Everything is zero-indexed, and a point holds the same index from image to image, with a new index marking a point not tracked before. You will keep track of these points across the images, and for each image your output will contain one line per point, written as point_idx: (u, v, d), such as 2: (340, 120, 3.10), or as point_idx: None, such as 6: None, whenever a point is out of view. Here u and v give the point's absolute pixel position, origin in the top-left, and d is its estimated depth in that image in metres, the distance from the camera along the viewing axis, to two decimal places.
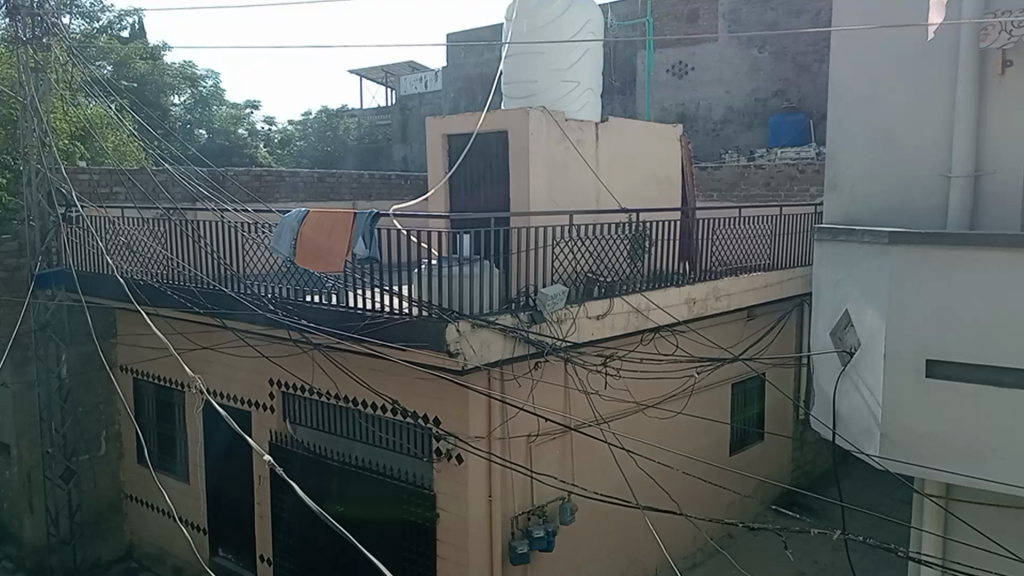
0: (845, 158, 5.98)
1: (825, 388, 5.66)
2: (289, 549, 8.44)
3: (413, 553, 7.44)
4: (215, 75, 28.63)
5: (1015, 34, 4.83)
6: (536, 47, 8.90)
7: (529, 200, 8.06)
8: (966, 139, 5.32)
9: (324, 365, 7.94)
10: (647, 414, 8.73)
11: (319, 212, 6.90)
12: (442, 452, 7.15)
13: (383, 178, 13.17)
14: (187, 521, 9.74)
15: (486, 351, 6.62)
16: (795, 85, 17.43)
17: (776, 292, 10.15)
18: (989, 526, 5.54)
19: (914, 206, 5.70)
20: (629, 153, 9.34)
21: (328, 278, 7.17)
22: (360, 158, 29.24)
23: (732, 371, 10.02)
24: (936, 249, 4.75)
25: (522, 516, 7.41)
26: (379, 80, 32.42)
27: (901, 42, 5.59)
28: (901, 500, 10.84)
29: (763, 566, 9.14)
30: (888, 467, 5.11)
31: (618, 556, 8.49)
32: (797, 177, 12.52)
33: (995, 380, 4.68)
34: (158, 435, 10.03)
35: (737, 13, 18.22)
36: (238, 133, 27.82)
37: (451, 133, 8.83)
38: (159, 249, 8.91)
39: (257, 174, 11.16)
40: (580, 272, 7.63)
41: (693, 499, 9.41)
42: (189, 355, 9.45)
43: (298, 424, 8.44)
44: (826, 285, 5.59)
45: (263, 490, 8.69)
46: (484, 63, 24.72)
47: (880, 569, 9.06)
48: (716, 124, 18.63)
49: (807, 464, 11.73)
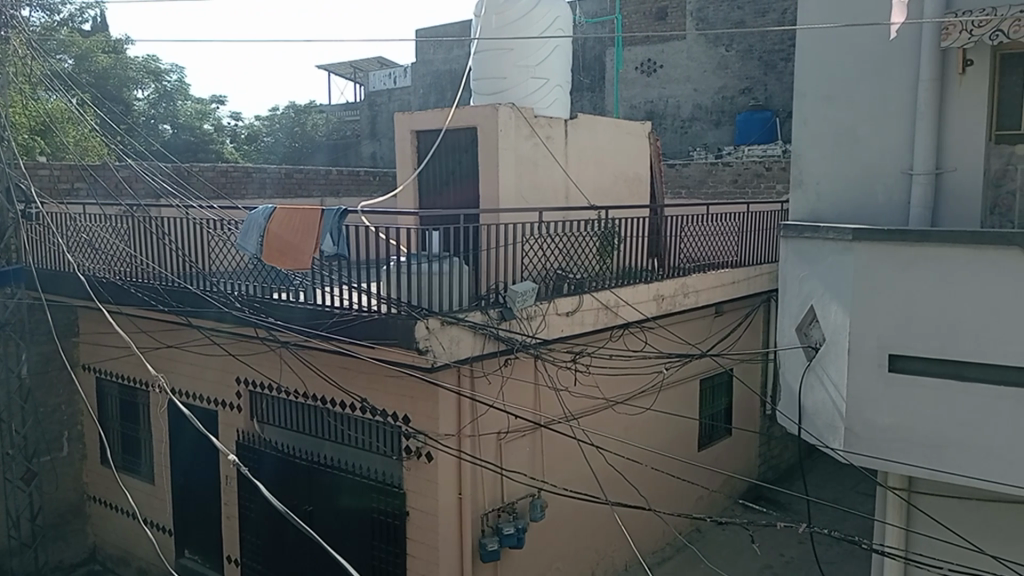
0: (810, 157, 6.05)
1: (790, 382, 5.71)
2: (257, 549, 8.36)
3: (382, 552, 7.39)
4: (180, 70, 28.22)
5: (975, 34, 4.92)
6: (505, 44, 8.88)
7: (498, 197, 8.05)
8: (929, 138, 5.42)
9: (292, 363, 7.86)
10: (616, 410, 8.77)
11: (286, 208, 6.81)
12: (412, 450, 7.10)
13: (352, 174, 13.07)
14: (152, 522, 9.60)
15: (456, 348, 6.60)
16: (762, 83, 17.62)
17: (743, 289, 10.25)
18: (950, 518, 5.66)
19: (877, 204, 5.78)
20: (598, 151, 9.36)
21: (296, 276, 7.11)
22: (329, 154, 29.05)
23: (700, 367, 10.10)
24: (898, 245, 4.83)
25: (493, 513, 7.40)
26: (348, 76, 32.20)
27: (865, 41, 5.66)
28: (864, 493, 11.03)
29: (731, 560, 9.23)
30: (852, 461, 5.18)
31: (587, 552, 8.52)
32: (763, 175, 12.66)
33: (955, 373, 4.76)
34: (122, 435, 9.87)
35: (704, 12, 18.35)
36: (204, 128, 27.51)
37: (420, 129, 8.79)
38: (122, 247, 8.76)
39: (223, 169, 10.97)
40: (550, 270, 7.64)
41: (661, 494, 9.47)
42: (154, 354, 9.30)
43: (266, 423, 8.35)
44: (791, 281, 5.65)
45: (230, 490, 8.59)
46: (453, 59, 24.67)
47: (845, 561, 9.20)
48: (684, 123, 18.77)
49: (773, 458, 11.88)
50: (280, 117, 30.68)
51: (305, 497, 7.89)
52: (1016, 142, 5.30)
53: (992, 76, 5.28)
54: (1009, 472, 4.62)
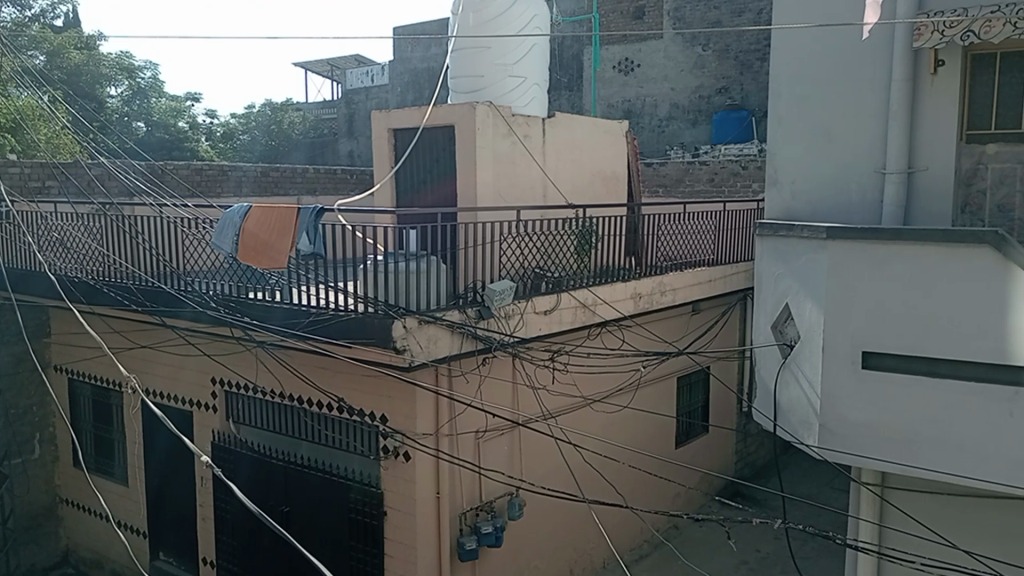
0: (784, 155, 6.08)
1: (766, 379, 5.75)
2: (233, 550, 8.28)
3: (360, 552, 7.34)
4: (154, 66, 27.88)
5: (946, 35, 4.97)
6: (483, 42, 8.86)
7: (476, 195, 8.03)
8: (900, 137, 5.48)
9: (268, 362, 7.80)
10: (594, 409, 8.79)
11: (262, 207, 6.73)
12: (389, 450, 7.07)
13: (329, 172, 13.00)
14: (126, 524, 9.49)
15: (433, 347, 6.59)
16: (738, 83, 17.74)
17: (720, 287, 10.33)
18: (922, 513, 5.73)
19: (850, 202, 5.82)
20: (575, 149, 9.38)
21: (271, 275, 7.05)
22: (306, 153, 28.86)
23: (677, 365, 10.16)
24: (871, 244, 4.89)
25: (470, 512, 7.40)
26: (324, 73, 32.01)
27: (838, 41, 5.72)
28: (839, 489, 11.16)
29: (707, 556, 9.29)
30: (827, 458, 5.23)
31: (565, 550, 8.54)
32: (740, 174, 12.75)
33: (927, 370, 4.82)
34: (95, 436, 9.75)
35: (681, 11, 18.44)
36: (178, 126, 27.23)
37: (397, 128, 8.76)
38: (94, 246, 8.64)
39: (198, 167, 10.85)
40: (528, 268, 7.63)
41: (638, 492, 9.51)
42: (127, 354, 9.19)
43: (241, 423, 8.28)
44: (766, 279, 5.69)
45: (206, 491, 8.50)
46: (431, 57, 24.59)
47: (820, 556, 9.28)
48: (661, 122, 18.86)
49: (749, 455, 11.98)
50: (256, 115, 30.43)
51: (281, 498, 7.84)
52: (986, 142, 5.42)
53: (963, 76, 5.36)
54: (979, 466, 4.69)
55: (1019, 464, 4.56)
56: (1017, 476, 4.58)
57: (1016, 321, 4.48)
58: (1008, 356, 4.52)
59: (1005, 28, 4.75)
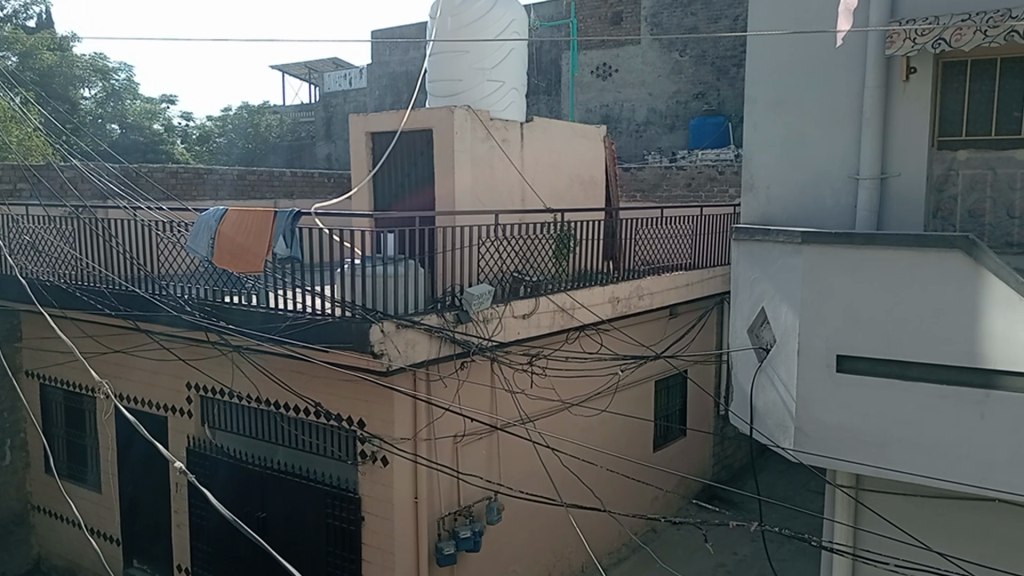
0: (760, 160, 6.14)
1: (742, 383, 5.77)
2: (208, 557, 8.19)
3: (337, 558, 7.29)
4: (129, 68, 27.58)
5: (918, 43, 5.05)
6: (461, 46, 8.86)
7: (454, 199, 8.02)
8: (874, 143, 5.55)
9: (245, 367, 7.73)
10: (572, 413, 8.80)
11: (239, 210, 6.67)
12: (367, 454, 7.03)
13: (306, 176, 12.92)
14: (98, 531, 9.36)
15: (411, 351, 6.57)
16: (714, 88, 17.87)
17: (697, 291, 10.40)
18: (896, 515, 5.80)
19: (824, 207, 5.88)
20: (553, 153, 9.40)
21: (247, 278, 6.99)
22: (283, 156, 28.66)
23: (655, 368, 10.21)
24: (844, 249, 4.94)
25: (449, 517, 7.39)
26: (302, 76, 31.85)
27: (812, 48, 5.78)
28: (814, 491, 11.27)
29: (685, 559, 9.34)
30: (802, 460, 5.28)
31: (544, 554, 8.54)
32: (716, 179, 12.84)
33: (900, 373, 4.87)
34: (68, 442, 9.61)
35: (658, 17, 18.57)
36: (154, 129, 26.97)
37: (375, 131, 8.74)
38: (67, 249, 8.54)
39: (174, 170, 10.73)
40: (506, 272, 7.63)
41: (616, 495, 9.54)
42: (100, 360, 9.06)
43: (217, 429, 8.20)
44: (741, 284, 5.72)
45: (181, 498, 8.41)
46: (410, 61, 24.56)
47: (797, 558, 9.35)
48: (639, 126, 18.96)
49: (727, 458, 12.07)
50: (233, 118, 30.20)
51: (258, 504, 7.77)
52: (958, 148, 5.50)
53: (934, 83, 5.44)
54: (950, 468, 4.76)
55: (989, 466, 4.63)
56: (987, 477, 4.66)
57: (987, 324, 4.54)
58: (979, 359, 4.59)
59: (976, 36, 4.79)
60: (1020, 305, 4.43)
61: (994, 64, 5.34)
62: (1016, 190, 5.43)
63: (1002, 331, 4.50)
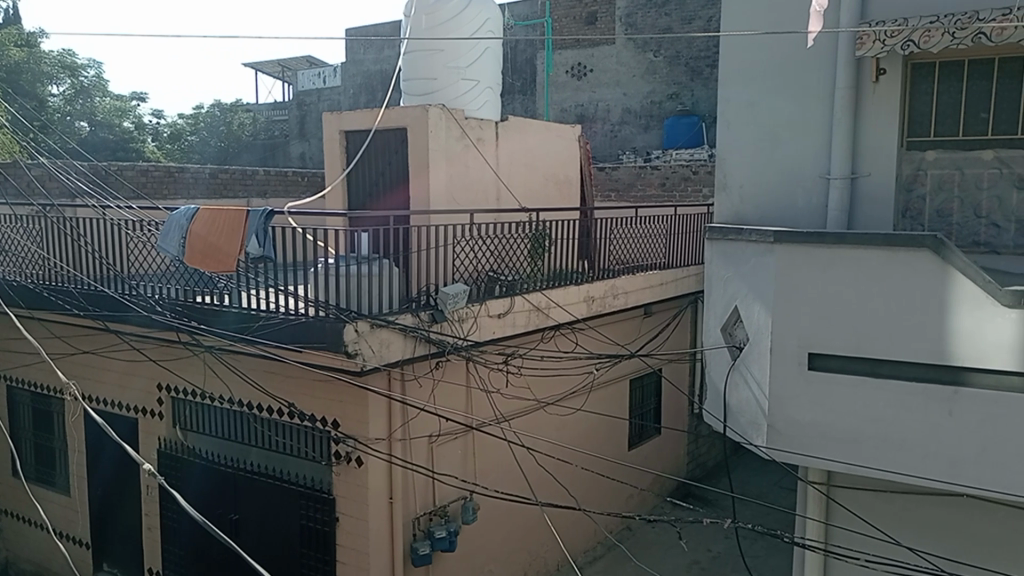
0: (733, 160, 6.17)
1: (715, 380, 5.80)
2: (180, 560, 8.09)
3: (311, 560, 7.23)
4: (98, 65, 27.19)
5: (887, 44, 5.12)
6: (435, 44, 8.83)
7: (429, 198, 7.99)
8: (844, 143, 5.62)
9: (216, 368, 7.64)
10: (547, 411, 8.80)
11: (209, 209, 6.58)
12: (341, 455, 6.98)
13: (280, 174, 12.81)
14: (67, 535, 9.22)
15: (386, 351, 6.53)
16: (688, 89, 17.97)
17: (671, 290, 10.46)
18: (867, 512, 5.86)
19: (796, 206, 5.94)
20: (528, 153, 9.41)
21: (219, 278, 6.92)
22: (256, 154, 28.41)
23: (630, 367, 10.25)
24: (816, 248, 5.00)
25: (424, 517, 7.38)
26: (275, 74, 31.60)
27: (784, 49, 5.83)
28: (786, 487, 11.40)
29: (659, 556, 9.38)
30: (774, 457, 5.32)
31: (519, 553, 8.55)
32: (690, 178, 12.91)
33: (870, 371, 4.93)
34: (35, 445, 9.46)
35: (633, 18, 18.65)
36: (124, 127, 26.62)
37: (349, 130, 8.68)
38: (34, 249, 8.41)
39: (145, 169, 10.59)
40: (481, 272, 7.63)
41: (591, 494, 9.56)
42: (68, 360, 8.92)
43: (189, 430, 8.10)
44: (715, 282, 5.75)
45: (151, 500, 8.29)
46: (384, 59, 24.47)
47: (770, 554, 9.44)
48: (614, 126, 19.02)
49: (700, 456, 12.16)
50: (205, 116, 29.90)
51: (230, 506, 7.70)
52: (926, 149, 5.59)
53: (903, 85, 5.53)
54: (919, 464, 4.82)
55: (956, 462, 4.70)
56: (955, 473, 4.73)
57: (955, 323, 4.61)
58: (947, 357, 4.66)
59: (943, 38, 4.88)
60: (987, 305, 4.50)
61: (962, 65, 5.42)
62: (983, 190, 5.53)
63: (970, 329, 4.57)
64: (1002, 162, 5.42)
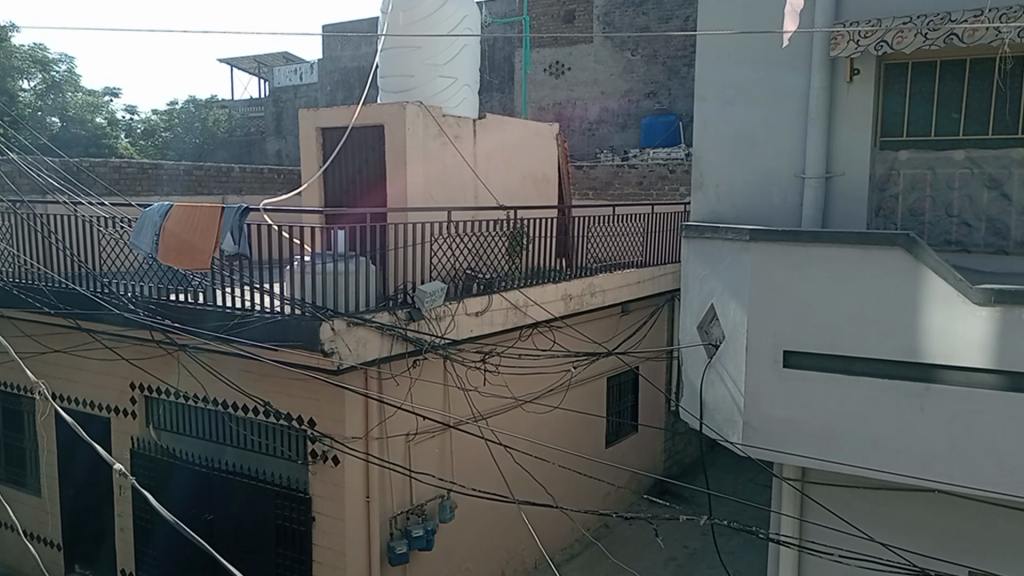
0: (709, 158, 6.19)
1: (692, 378, 5.83)
2: (153, 561, 8.00)
3: (287, 559, 7.19)
4: (70, 60, 26.78)
5: (862, 45, 5.17)
6: (412, 41, 8.79)
7: (407, 196, 7.95)
8: (819, 142, 5.67)
9: (191, 367, 7.56)
10: (525, 409, 8.81)
11: (185, 207, 6.51)
12: (317, 454, 6.92)
13: (255, 171, 12.70)
14: (38, 536, 9.09)
15: (363, 349, 6.49)
16: (665, 87, 18.03)
17: (648, 289, 10.51)
18: (840, 507, 5.92)
19: (771, 205, 5.98)
20: (506, 151, 9.40)
21: (193, 276, 6.84)
22: (231, 151, 28.11)
23: (607, 365, 10.29)
24: (791, 246, 5.04)
25: (401, 516, 7.34)
26: (251, 70, 31.31)
27: (759, 50, 5.87)
28: (761, 484, 11.50)
29: (637, 553, 9.41)
30: (749, 454, 5.36)
31: (497, 551, 8.54)
32: (667, 177, 12.97)
33: (844, 368, 4.97)
34: (5, 445, 9.31)
35: (610, 16, 18.70)
36: (96, 122, 26.15)
37: (326, 126, 8.61)
38: (4, 246, 8.28)
39: (118, 165, 10.47)
40: (459, 270, 7.62)
41: (568, 492, 9.59)
42: (38, 359, 8.79)
43: (162, 430, 8.00)
44: (691, 280, 5.78)
45: (124, 501, 8.19)
46: (361, 56, 24.37)
47: (745, 550, 9.52)
48: (592, 125, 19.05)
49: (677, 453, 12.23)
50: (179, 112, 29.57)
51: (205, 506, 7.62)
52: (899, 148, 5.65)
53: (876, 85, 5.59)
54: (891, 460, 4.88)
55: (928, 457, 4.76)
56: (926, 469, 4.78)
57: (927, 320, 4.67)
58: (918, 354, 4.71)
59: (916, 38, 4.94)
60: (958, 303, 4.56)
61: (934, 66, 5.48)
62: (955, 189, 5.60)
63: (943, 326, 4.62)
64: (973, 162, 5.49)
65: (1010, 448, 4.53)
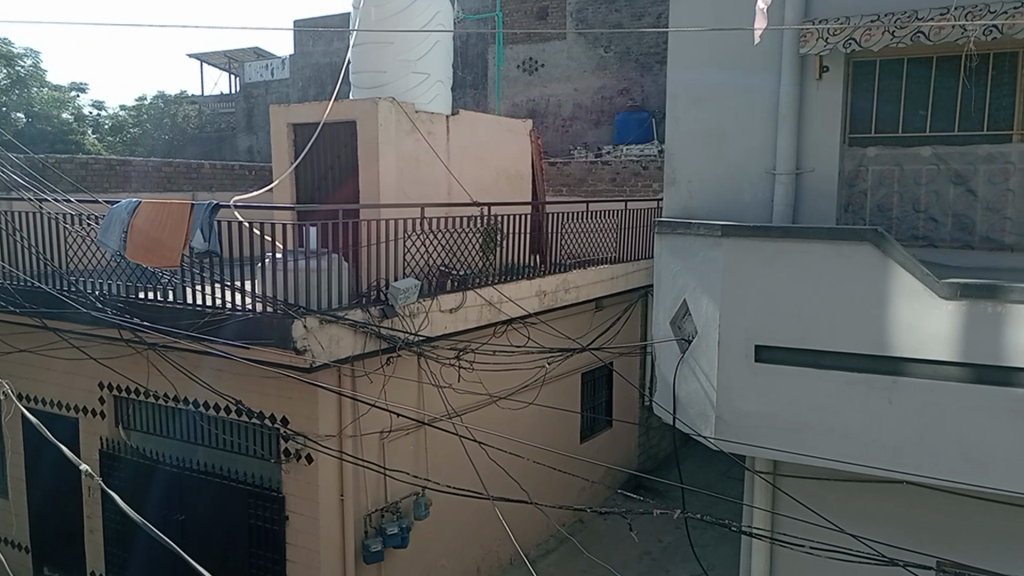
0: (681, 155, 6.22)
1: (666, 373, 5.88)
2: (124, 562, 7.89)
3: (260, 559, 7.13)
4: (35, 54, 26.32)
5: (830, 43, 5.23)
6: (384, 37, 8.73)
7: (379, 192, 7.91)
8: (789, 139, 5.73)
9: (161, 366, 7.45)
10: (499, 406, 8.82)
11: (153, 204, 6.39)
12: (291, 453, 6.86)
13: (226, 167, 12.55)
14: (4, 538, 8.94)
15: (336, 347, 6.45)
16: (638, 85, 18.11)
17: (621, 285, 10.55)
18: (811, 499, 6.00)
19: (742, 201, 6.03)
20: (478, 147, 9.37)
21: (163, 274, 6.76)
22: (202, 147, 27.72)
23: (582, 361, 10.32)
24: (761, 242, 5.09)
25: (375, 514, 7.32)
26: (221, 66, 30.91)
27: (730, 47, 5.91)
28: (733, 478, 11.61)
29: (611, 548, 9.47)
30: (722, 448, 5.40)
31: (472, 548, 8.54)
32: (640, 173, 13.03)
33: (814, 362, 5.03)
34: None
35: (584, 13, 18.72)
36: (63, 118, 25.72)
37: (297, 122, 8.50)
38: None
39: (85, 162, 10.29)
40: (432, 267, 7.59)
41: (542, 487, 9.61)
42: (4, 359, 8.62)
43: (132, 429, 7.91)
44: (664, 276, 5.82)
45: (94, 502, 8.07)
46: (333, 52, 24.23)
47: (719, 544, 9.60)
48: (565, 121, 19.06)
49: (651, 448, 12.32)
50: (148, 108, 29.15)
51: (176, 507, 7.54)
52: (867, 145, 5.73)
53: (845, 82, 5.66)
54: (861, 452, 4.94)
55: (896, 449, 4.83)
56: (896, 460, 4.85)
57: (894, 315, 4.74)
58: (887, 348, 4.78)
59: (884, 36, 5.00)
60: (925, 297, 4.64)
61: (901, 63, 5.56)
62: (922, 185, 5.66)
63: (910, 320, 4.70)
64: (939, 158, 5.56)
65: (975, 440, 4.61)
